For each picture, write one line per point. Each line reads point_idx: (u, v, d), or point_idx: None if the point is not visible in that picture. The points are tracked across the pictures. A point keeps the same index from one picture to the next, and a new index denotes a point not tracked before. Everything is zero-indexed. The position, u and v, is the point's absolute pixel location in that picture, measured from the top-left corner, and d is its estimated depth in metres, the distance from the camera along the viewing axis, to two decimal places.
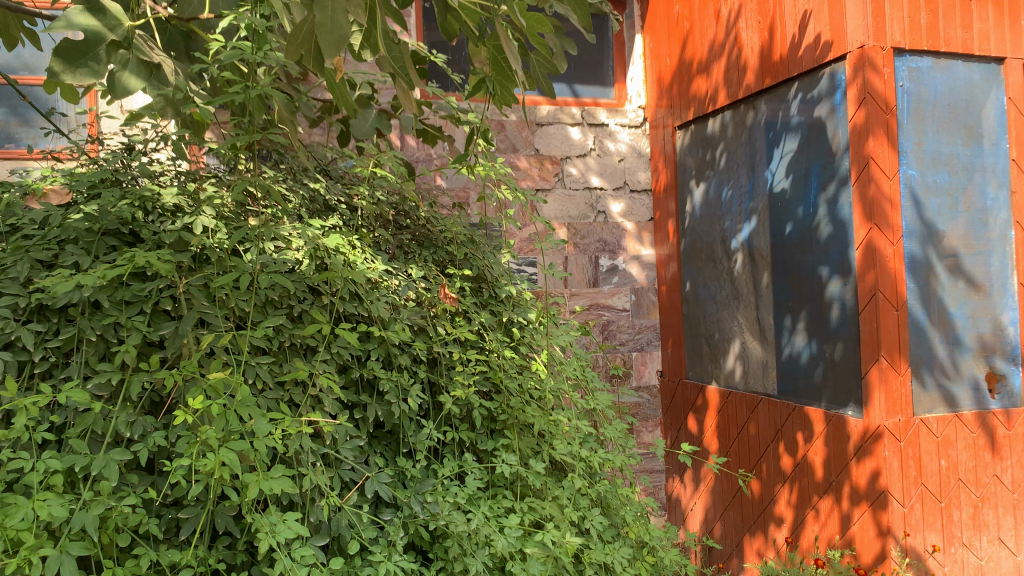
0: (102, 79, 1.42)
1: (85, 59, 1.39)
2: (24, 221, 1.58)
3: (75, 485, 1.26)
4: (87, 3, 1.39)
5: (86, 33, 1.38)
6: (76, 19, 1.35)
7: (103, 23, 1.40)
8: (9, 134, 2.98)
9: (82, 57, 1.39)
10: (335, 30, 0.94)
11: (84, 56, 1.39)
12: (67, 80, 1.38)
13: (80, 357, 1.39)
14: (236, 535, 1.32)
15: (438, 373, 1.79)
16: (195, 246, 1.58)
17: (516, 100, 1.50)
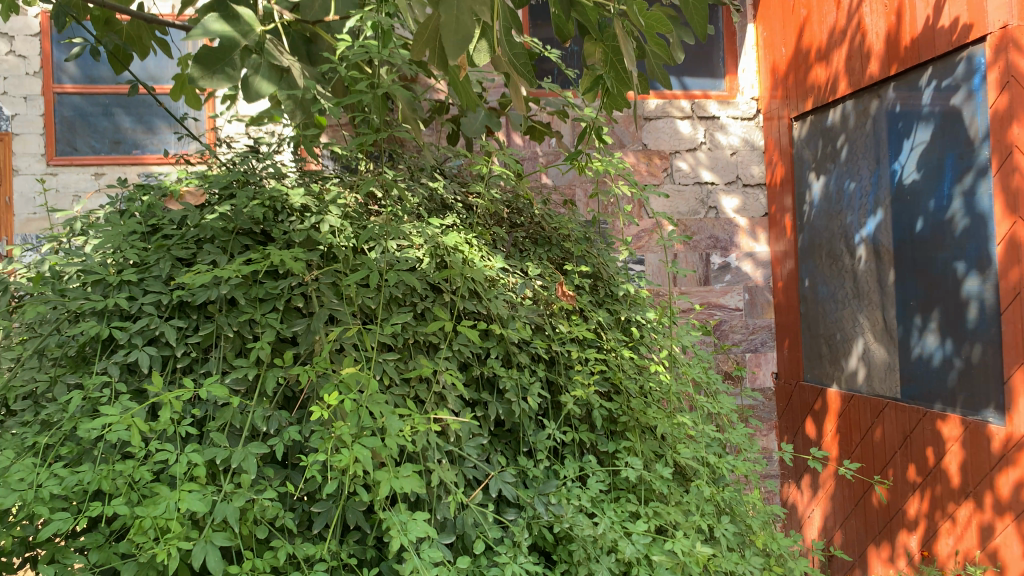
0: (236, 83, 1.49)
1: (221, 64, 1.46)
2: (163, 221, 1.65)
3: (216, 477, 1.30)
4: (222, 10, 1.43)
5: (222, 40, 1.43)
6: (212, 27, 1.40)
7: (237, 30, 1.44)
8: (137, 142, 3.18)
9: (218, 64, 1.46)
10: (460, 28, 1.02)
11: (220, 62, 1.46)
12: (204, 83, 1.47)
13: (218, 352, 1.44)
14: (367, 531, 1.33)
15: (556, 372, 1.75)
16: (323, 245, 1.62)
17: (627, 104, 1.54)
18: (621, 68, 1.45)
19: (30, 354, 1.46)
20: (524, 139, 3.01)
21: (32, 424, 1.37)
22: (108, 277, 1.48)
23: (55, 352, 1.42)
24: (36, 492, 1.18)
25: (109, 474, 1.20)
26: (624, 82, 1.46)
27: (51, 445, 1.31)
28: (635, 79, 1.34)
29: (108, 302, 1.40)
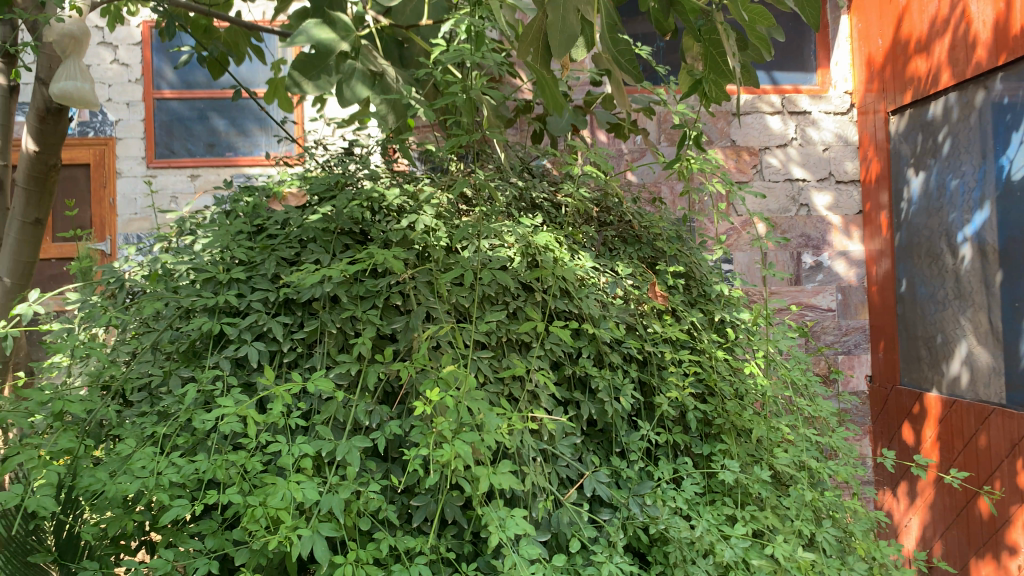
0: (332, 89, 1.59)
1: (317, 71, 1.54)
2: (268, 222, 1.72)
3: (322, 469, 1.34)
4: (322, 16, 1.53)
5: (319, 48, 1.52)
6: (312, 32, 1.51)
7: (335, 35, 1.54)
8: (232, 144, 3.79)
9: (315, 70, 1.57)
10: (566, 30, 1.10)
11: (316, 68, 1.54)
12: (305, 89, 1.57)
13: (323, 348, 1.49)
14: (464, 526, 1.35)
15: (649, 373, 1.73)
16: (419, 245, 1.65)
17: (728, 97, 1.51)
18: (722, 63, 1.43)
19: (146, 347, 1.54)
20: (610, 137, 2.99)
21: (150, 414, 1.45)
22: (219, 275, 1.54)
23: (170, 347, 1.50)
24: (157, 479, 1.24)
25: (224, 464, 1.25)
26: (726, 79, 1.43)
27: (168, 435, 1.38)
28: (738, 74, 1.34)
29: (220, 299, 1.47)
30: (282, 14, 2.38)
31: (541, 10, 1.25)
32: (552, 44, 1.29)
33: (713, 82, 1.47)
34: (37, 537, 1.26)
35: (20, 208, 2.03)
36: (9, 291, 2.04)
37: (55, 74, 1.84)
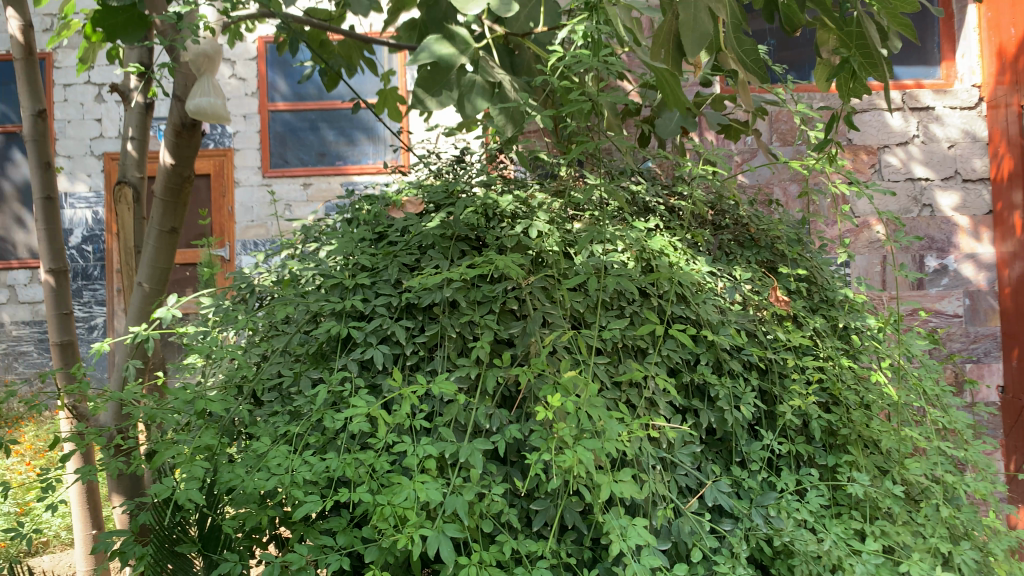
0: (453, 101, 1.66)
1: (439, 86, 1.63)
2: (389, 229, 1.78)
3: (445, 471, 1.37)
4: (441, 33, 1.58)
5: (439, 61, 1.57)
6: (433, 48, 1.56)
7: (454, 49, 1.58)
8: (341, 153, 5.48)
9: (438, 84, 1.63)
10: (698, 27, 1.24)
11: (438, 84, 1.63)
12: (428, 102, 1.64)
13: (443, 352, 1.52)
14: (584, 531, 1.36)
15: (770, 381, 1.69)
16: (533, 250, 1.66)
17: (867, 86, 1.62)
18: (863, 52, 1.52)
19: (276, 349, 1.62)
20: (719, 138, 2.92)
21: (281, 413, 1.52)
22: (345, 281, 1.61)
23: (299, 349, 1.57)
24: (291, 476, 1.29)
25: (352, 462, 1.29)
26: (872, 63, 1.52)
27: (299, 434, 1.44)
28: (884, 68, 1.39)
29: (346, 304, 1.52)
30: (393, 25, 2.44)
31: (671, 17, 1.48)
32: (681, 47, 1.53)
33: (858, 67, 1.56)
34: (182, 528, 1.36)
35: (157, 218, 2.16)
36: (149, 294, 2.21)
37: (191, 91, 1.96)
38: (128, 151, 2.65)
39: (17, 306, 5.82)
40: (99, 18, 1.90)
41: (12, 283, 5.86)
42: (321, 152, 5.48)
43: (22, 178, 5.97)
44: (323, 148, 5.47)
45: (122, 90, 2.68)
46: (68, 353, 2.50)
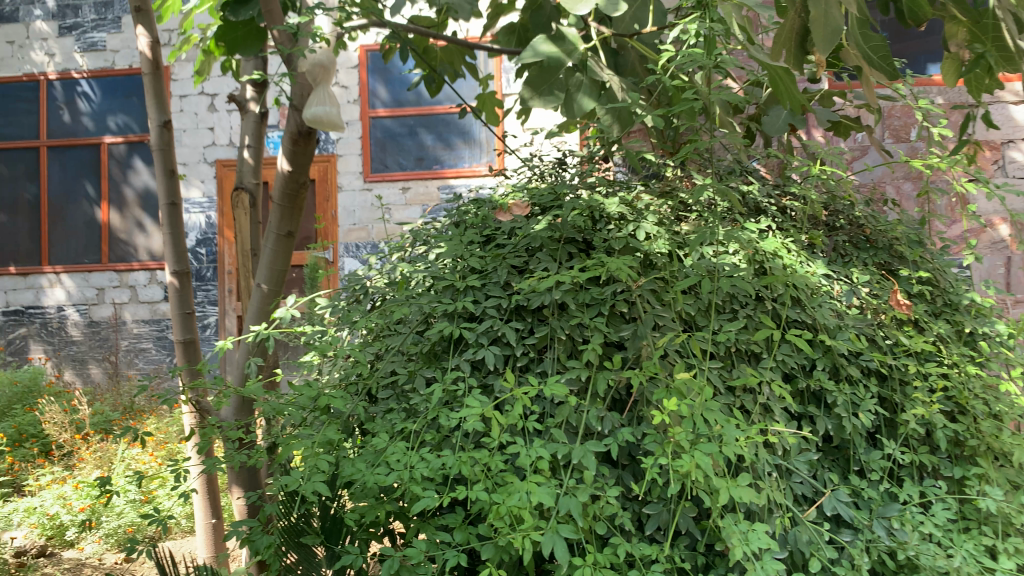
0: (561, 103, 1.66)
1: (548, 85, 1.64)
2: (498, 231, 1.80)
3: (558, 472, 1.38)
4: (550, 33, 1.63)
5: (548, 61, 1.62)
6: (540, 47, 1.61)
7: (562, 49, 1.62)
8: (439, 156, 5.77)
9: (546, 85, 1.64)
10: (829, 22, 1.23)
11: (547, 83, 1.64)
12: (534, 103, 1.65)
13: (553, 354, 1.52)
14: (697, 537, 1.35)
15: (890, 388, 1.63)
16: (642, 252, 1.65)
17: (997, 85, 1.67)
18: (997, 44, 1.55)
19: (390, 348, 1.67)
20: (829, 135, 2.84)
21: (397, 411, 1.57)
22: (456, 283, 1.64)
23: (413, 349, 1.61)
24: (410, 472, 1.33)
25: (468, 460, 1.32)
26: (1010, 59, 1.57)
27: (415, 431, 1.48)
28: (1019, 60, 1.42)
29: (458, 305, 1.55)
30: (493, 29, 2.47)
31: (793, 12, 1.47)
32: (803, 45, 1.52)
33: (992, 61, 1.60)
34: (306, 520, 1.42)
35: (275, 222, 2.26)
36: (267, 295, 2.33)
37: (308, 101, 2.04)
38: (244, 158, 2.79)
39: (138, 305, 6.19)
40: (222, 32, 2.16)
41: (133, 283, 6.24)
42: (420, 156, 5.78)
43: (142, 185, 6.34)
44: (421, 152, 5.78)
45: (238, 99, 2.81)
46: (190, 350, 2.63)
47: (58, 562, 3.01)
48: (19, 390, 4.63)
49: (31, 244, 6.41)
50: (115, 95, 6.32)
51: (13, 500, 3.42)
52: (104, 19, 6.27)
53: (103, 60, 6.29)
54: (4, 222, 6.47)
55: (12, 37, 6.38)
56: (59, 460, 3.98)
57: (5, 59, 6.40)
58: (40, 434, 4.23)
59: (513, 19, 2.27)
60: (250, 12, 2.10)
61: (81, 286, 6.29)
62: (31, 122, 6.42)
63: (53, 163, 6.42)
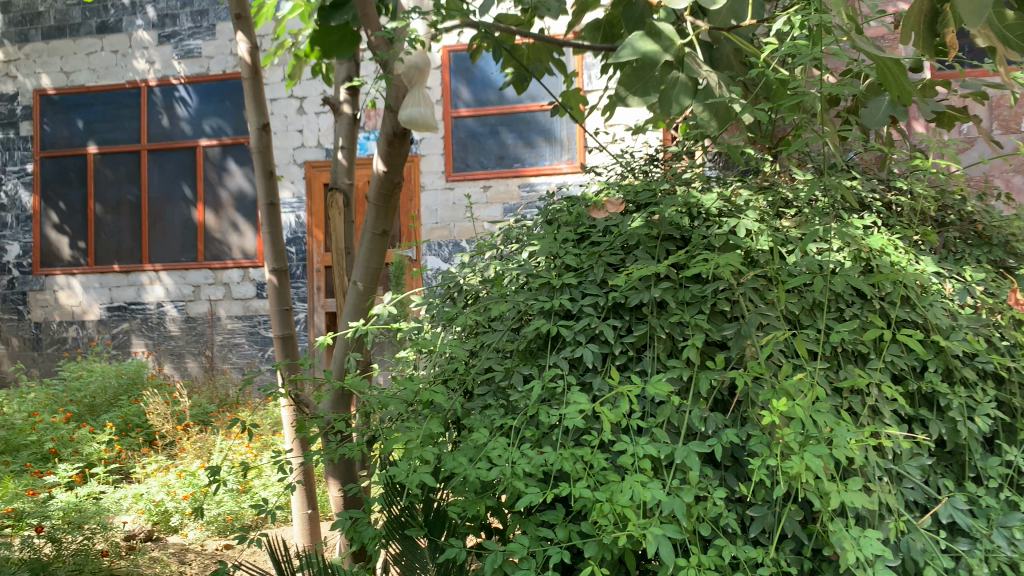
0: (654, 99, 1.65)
1: (641, 83, 1.63)
2: (593, 228, 1.79)
3: (660, 472, 1.37)
4: (647, 29, 1.57)
5: (644, 59, 1.56)
6: (636, 45, 1.55)
7: (659, 46, 1.56)
8: (519, 155, 5.80)
9: (639, 82, 1.63)
10: (974, 5, 1.11)
11: (640, 80, 1.63)
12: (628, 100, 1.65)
13: (653, 352, 1.50)
14: (805, 541, 1.31)
15: (1008, 391, 1.56)
16: (743, 249, 1.62)
17: None
18: None
19: (487, 345, 1.67)
20: (932, 127, 2.73)
21: (495, 407, 1.58)
22: (552, 281, 1.64)
23: (509, 346, 1.61)
24: (512, 468, 1.34)
25: (570, 457, 1.32)
26: None
27: (514, 428, 1.49)
28: None
29: (556, 303, 1.55)
30: (578, 26, 2.47)
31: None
32: (932, 26, 1.56)
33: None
34: (410, 513, 1.46)
35: (371, 222, 2.31)
36: (362, 292, 2.39)
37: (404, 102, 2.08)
38: (338, 159, 2.86)
39: (231, 302, 6.44)
40: (317, 36, 2.16)
41: (227, 281, 6.48)
42: (501, 155, 5.83)
43: (236, 186, 6.58)
44: (502, 151, 5.82)
45: (332, 101, 2.88)
46: (288, 345, 2.71)
47: (164, 547, 3.15)
48: (125, 381, 4.89)
49: (133, 244, 6.73)
50: (210, 100, 6.58)
51: (121, 485, 3.61)
52: (200, 27, 6.55)
53: (199, 66, 6.56)
54: (109, 222, 6.81)
55: (116, 46, 6.73)
56: (162, 449, 4.18)
57: (110, 67, 6.74)
58: (145, 424, 4.46)
59: (598, 16, 2.28)
60: (345, 16, 2.17)
61: (179, 283, 6.57)
62: (133, 128, 6.74)
63: (154, 166, 6.73)
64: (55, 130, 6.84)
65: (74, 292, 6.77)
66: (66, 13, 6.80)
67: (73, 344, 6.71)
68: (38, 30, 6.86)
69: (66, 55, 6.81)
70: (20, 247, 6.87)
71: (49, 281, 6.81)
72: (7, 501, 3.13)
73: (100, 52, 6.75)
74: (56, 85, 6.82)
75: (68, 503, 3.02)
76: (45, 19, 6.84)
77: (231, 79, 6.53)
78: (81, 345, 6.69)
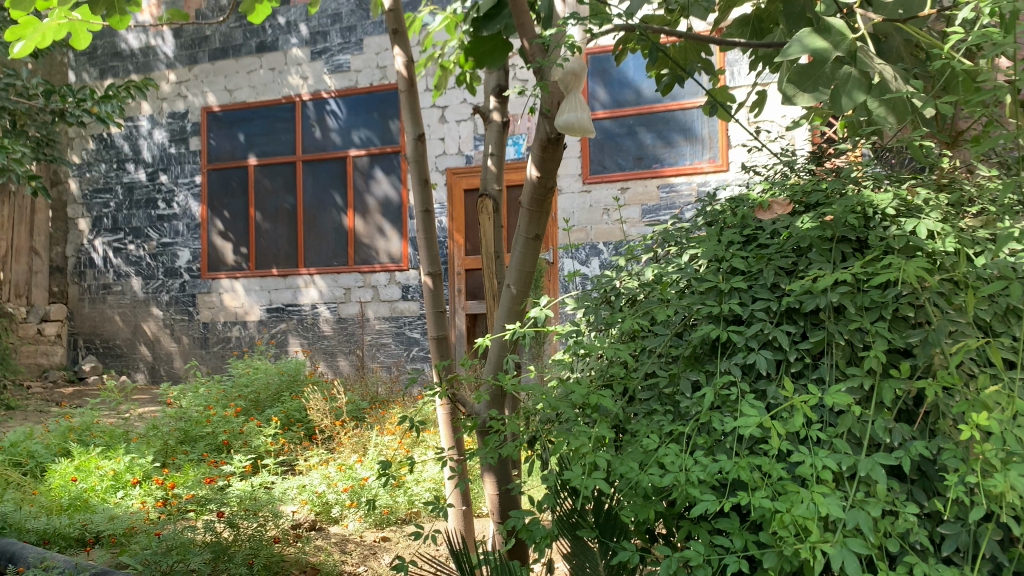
0: (827, 97, 1.52)
1: (812, 81, 1.51)
2: (759, 231, 1.75)
3: (842, 484, 1.32)
4: (815, 25, 1.48)
5: (813, 55, 1.48)
6: (805, 41, 1.47)
7: (829, 41, 1.48)
8: (658, 155, 5.74)
9: (811, 79, 1.51)
10: None
11: (811, 78, 1.50)
12: (795, 101, 1.53)
13: (830, 359, 1.45)
14: (1005, 563, 1.23)
15: None
16: (925, 252, 1.53)
17: None
18: None
19: (651, 349, 1.67)
20: None
21: (663, 412, 1.57)
22: (720, 285, 1.61)
23: (676, 351, 1.59)
24: (685, 474, 1.34)
25: (747, 466, 1.30)
26: None
27: (685, 434, 1.48)
28: None
29: (726, 308, 1.52)
30: (725, 22, 2.40)
31: None
32: None
33: None
34: (580, 514, 1.49)
35: (524, 226, 2.33)
36: (516, 295, 2.43)
37: (560, 108, 2.03)
38: (488, 166, 2.93)
39: (379, 304, 6.74)
40: (471, 46, 2.25)
41: (375, 284, 6.77)
42: (639, 155, 5.78)
43: (382, 193, 6.85)
44: (641, 151, 5.78)
45: (482, 109, 2.95)
46: (443, 346, 2.79)
47: (327, 535, 3.33)
48: (286, 379, 5.22)
49: (289, 249, 7.16)
50: (359, 112, 6.90)
51: (288, 476, 3.84)
52: (349, 42, 6.88)
53: (349, 79, 6.90)
54: (267, 229, 7.26)
55: (274, 64, 7.17)
56: (322, 443, 4.44)
57: (268, 84, 7.20)
58: (305, 419, 4.75)
59: (746, 11, 2.21)
60: (498, 25, 2.17)
61: (331, 286, 6.93)
62: (289, 140, 7.18)
63: (307, 176, 7.12)
64: (220, 144, 7.39)
65: (237, 294, 7.28)
66: (230, 35, 7.32)
67: (237, 342, 7.23)
68: (205, 52, 7.43)
69: (230, 75, 7.33)
70: (190, 253, 7.46)
71: (216, 284, 7.36)
72: (191, 487, 3.42)
73: (259, 70, 7.22)
74: (221, 103, 7.37)
75: (243, 491, 3.26)
76: (211, 42, 7.39)
77: (378, 91, 6.82)
78: (244, 343, 7.20)
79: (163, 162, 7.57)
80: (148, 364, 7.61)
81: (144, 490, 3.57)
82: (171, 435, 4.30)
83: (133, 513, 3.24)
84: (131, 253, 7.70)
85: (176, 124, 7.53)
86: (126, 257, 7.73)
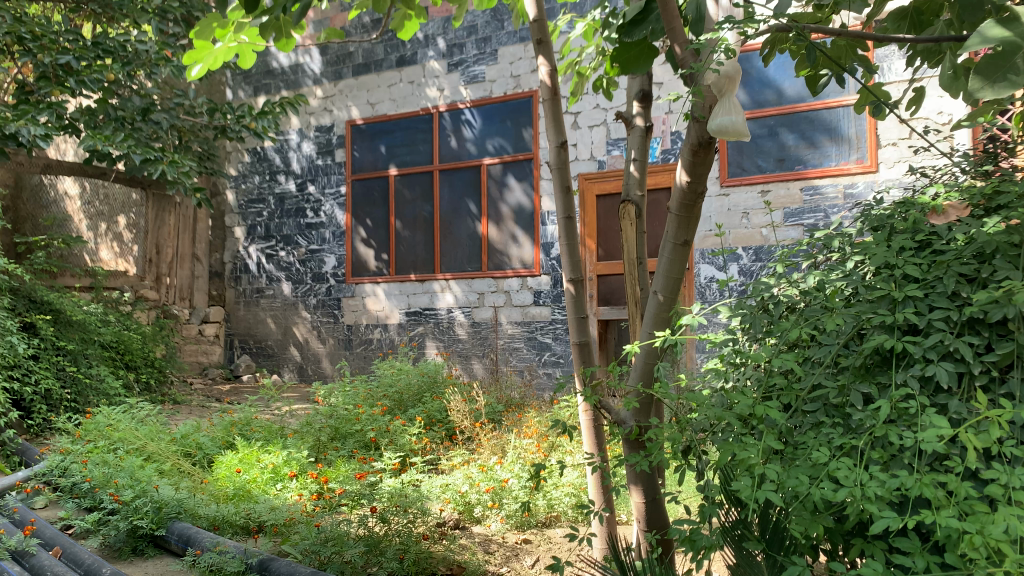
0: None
1: (1002, 72, 1.31)
2: (934, 236, 1.66)
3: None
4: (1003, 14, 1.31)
5: (1001, 46, 1.31)
6: (989, 32, 1.30)
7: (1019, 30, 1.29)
8: (801, 157, 5.53)
9: (1001, 71, 1.31)
10: None
11: (1001, 69, 1.31)
12: (981, 96, 1.33)
13: (1021, 373, 1.35)
14: None
15: None
16: None
17: None
18: None
19: (816, 359, 1.62)
20: None
21: (832, 424, 1.53)
22: (893, 293, 1.54)
23: (844, 362, 1.54)
24: (861, 489, 1.29)
25: (930, 483, 1.24)
26: None
27: (859, 447, 1.43)
28: None
29: (901, 318, 1.46)
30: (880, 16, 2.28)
31: None
32: None
33: None
34: (744, 527, 1.49)
35: (672, 232, 2.29)
36: (662, 303, 2.38)
37: (713, 112, 1.98)
38: (630, 172, 2.91)
39: (512, 308, 6.84)
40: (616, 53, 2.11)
41: (509, 289, 6.88)
42: (781, 157, 5.60)
43: (515, 201, 6.93)
44: (783, 152, 5.60)
45: (625, 115, 2.94)
46: (585, 352, 2.81)
47: (471, 535, 3.42)
48: (427, 380, 5.40)
49: (427, 255, 7.40)
50: (493, 121, 7.03)
51: (433, 475, 3.99)
52: (484, 53, 7.02)
53: (484, 89, 7.05)
54: (406, 236, 7.53)
55: (413, 77, 7.43)
56: (462, 443, 4.59)
57: (407, 97, 7.47)
58: (446, 419, 4.90)
59: (904, 3, 2.06)
60: (644, 31, 2.06)
61: (466, 291, 7.11)
62: (427, 150, 7.42)
63: (444, 184, 7.34)
64: (363, 155, 7.74)
65: (378, 298, 7.59)
66: (372, 51, 7.66)
67: (378, 344, 7.54)
68: (349, 67, 7.80)
69: (372, 89, 7.67)
70: (335, 259, 7.85)
71: (359, 289, 7.70)
72: (344, 481, 3.60)
73: (399, 83, 7.51)
74: (364, 115, 7.72)
75: (393, 487, 3.39)
76: (355, 58, 7.76)
77: (511, 100, 6.92)
78: (385, 345, 7.49)
79: (312, 173, 8.01)
80: (297, 364, 8.06)
81: (300, 483, 3.79)
82: (323, 431, 4.54)
83: (292, 505, 3.44)
84: (282, 259, 8.19)
85: (323, 137, 7.95)
86: (277, 263, 8.23)
